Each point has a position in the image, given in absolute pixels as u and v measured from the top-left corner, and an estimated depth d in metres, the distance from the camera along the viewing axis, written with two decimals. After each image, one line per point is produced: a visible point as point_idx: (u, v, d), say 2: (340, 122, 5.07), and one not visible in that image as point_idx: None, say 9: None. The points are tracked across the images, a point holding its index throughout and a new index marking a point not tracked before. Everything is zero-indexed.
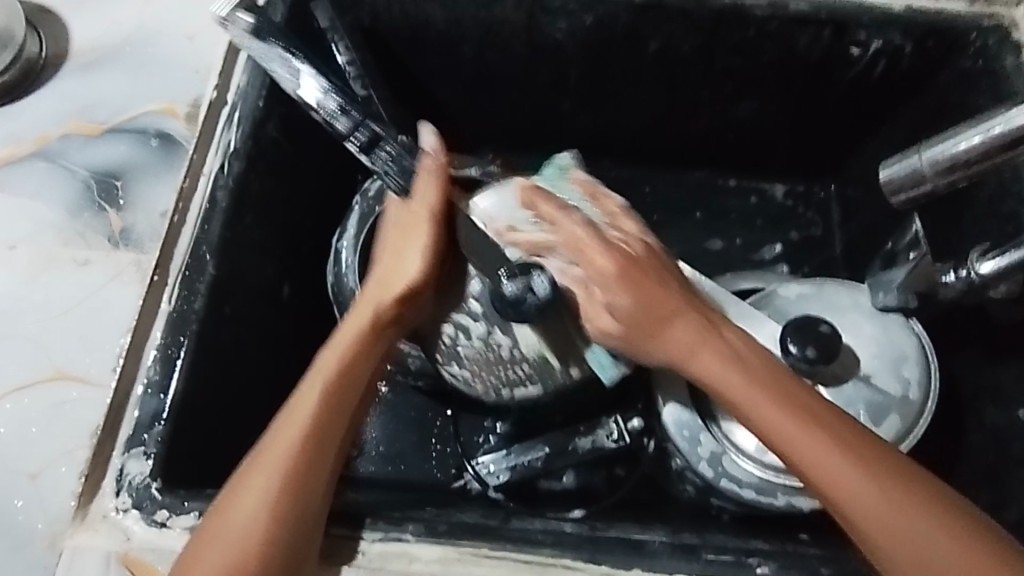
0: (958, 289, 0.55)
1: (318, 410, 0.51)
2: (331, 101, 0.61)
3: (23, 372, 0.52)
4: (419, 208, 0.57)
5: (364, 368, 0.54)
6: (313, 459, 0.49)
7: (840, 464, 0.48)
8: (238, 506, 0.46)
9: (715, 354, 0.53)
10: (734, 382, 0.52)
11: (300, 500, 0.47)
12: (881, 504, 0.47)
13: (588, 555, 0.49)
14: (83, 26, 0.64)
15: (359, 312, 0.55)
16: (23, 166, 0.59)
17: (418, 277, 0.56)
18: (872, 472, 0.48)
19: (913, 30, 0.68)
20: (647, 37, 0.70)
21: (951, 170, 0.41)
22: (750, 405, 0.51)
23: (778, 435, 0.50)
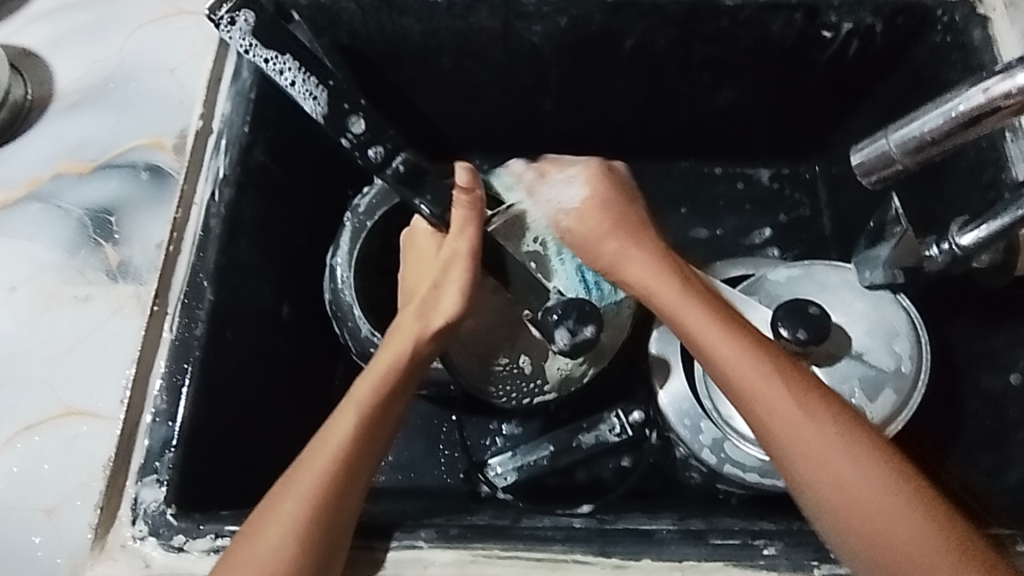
0: (941, 262, 0.55)
1: (352, 435, 0.51)
2: (360, 125, 0.60)
3: (33, 411, 0.53)
4: (452, 246, 0.57)
5: (396, 401, 0.54)
6: (339, 490, 0.49)
7: (772, 387, 0.53)
8: (269, 529, 0.47)
9: (710, 320, 0.55)
10: (668, 288, 0.57)
11: (329, 517, 0.48)
12: (805, 428, 0.52)
13: (598, 548, 0.50)
14: (67, 66, 0.65)
15: (398, 340, 0.55)
16: (18, 209, 0.60)
17: (455, 312, 0.56)
18: (816, 416, 0.52)
19: (882, 9, 0.69)
20: (622, 34, 0.71)
21: (918, 150, 0.41)
22: (688, 317, 0.56)
23: (757, 392, 0.53)
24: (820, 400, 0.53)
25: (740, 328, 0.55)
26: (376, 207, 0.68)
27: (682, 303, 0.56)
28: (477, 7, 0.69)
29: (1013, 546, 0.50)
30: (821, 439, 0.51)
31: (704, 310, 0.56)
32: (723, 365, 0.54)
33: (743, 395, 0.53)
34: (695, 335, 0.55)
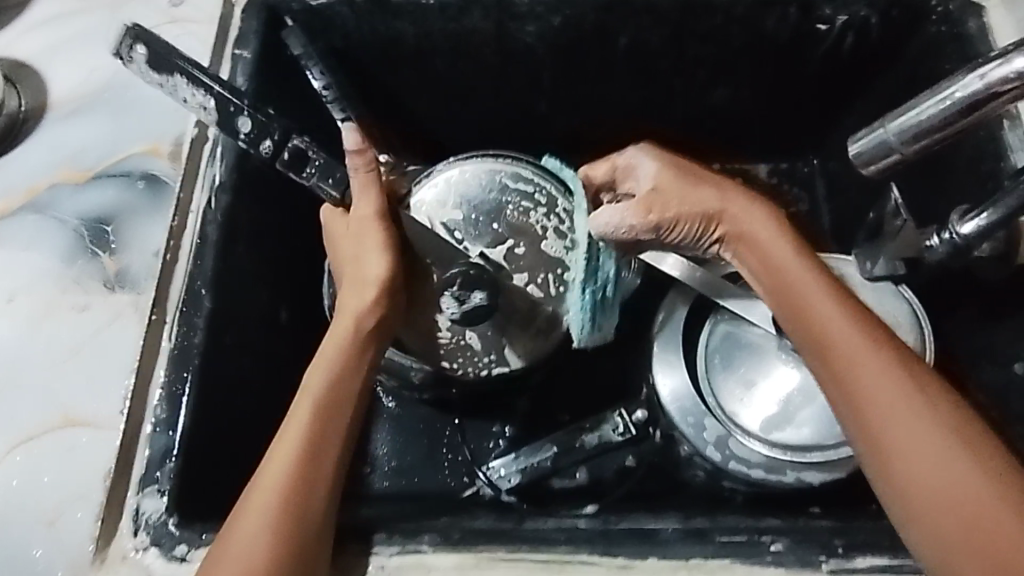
0: (942, 252, 0.55)
1: (308, 426, 0.49)
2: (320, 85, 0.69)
3: (32, 422, 0.53)
4: (361, 214, 0.55)
5: (351, 383, 0.52)
6: (303, 484, 0.48)
7: (869, 356, 0.47)
8: (239, 530, 0.46)
9: (815, 284, 0.51)
10: (770, 248, 0.53)
11: (304, 513, 0.47)
12: (902, 409, 0.46)
13: (602, 549, 0.50)
14: (62, 75, 0.65)
15: (342, 318, 0.53)
16: (14, 219, 0.60)
17: (386, 272, 0.55)
18: (914, 397, 0.46)
19: (877, 2, 0.69)
20: (617, 32, 0.71)
21: (918, 139, 0.40)
22: (790, 280, 0.52)
23: (847, 358, 0.48)
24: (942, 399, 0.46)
25: (844, 301, 0.50)
26: None
27: (790, 264, 0.52)
28: (471, 10, 0.69)
29: None
30: (917, 427, 0.45)
31: (812, 274, 0.51)
32: (815, 324, 0.50)
33: (835, 360, 0.48)
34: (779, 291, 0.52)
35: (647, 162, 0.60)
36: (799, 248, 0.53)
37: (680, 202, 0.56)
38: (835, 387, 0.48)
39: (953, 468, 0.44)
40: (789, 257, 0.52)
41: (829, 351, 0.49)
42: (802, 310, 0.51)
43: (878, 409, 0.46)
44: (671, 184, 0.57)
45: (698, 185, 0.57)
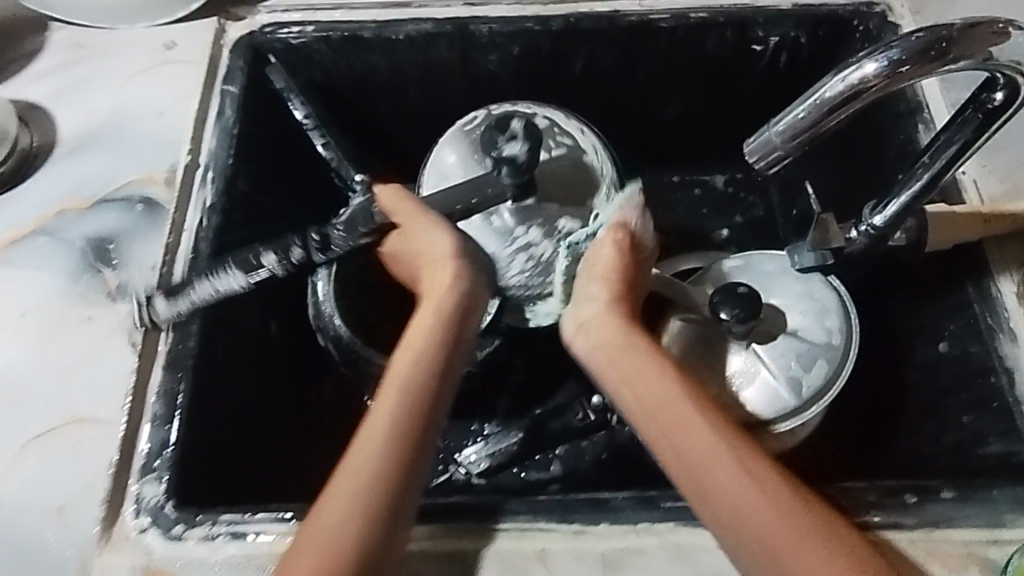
0: (863, 243, 0.61)
1: (397, 410, 0.55)
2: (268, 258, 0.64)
3: (42, 422, 0.59)
4: (410, 216, 0.65)
5: (432, 378, 0.58)
6: (401, 459, 0.53)
7: (707, 460, 0.54)
8: (333, 503, 0.51)
9: (677, 398, 0.57)
10: (646, 375, 0.59)
11: (403, 487, 0.52)
12: (741, 501, 0.51)
13: (560, 516, 0.55)
14: (69, 116, 0.72)
15: (425, 314, 0.63)
16: (26, 244, 0.66)
17: (450, 242, 0.65)
18: (739, 480, 0.52)
19: (804, 23, 0.76)
20: (571, 58, 0.79)
21: (798, 138, 0.47)
22: (660, 402, 0.58)
23: (693, 469, 0.54)
24: (765, 476, 0.52)
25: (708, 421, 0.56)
26: None
27: (665, 388, 0.58)
28: (437, 41, 0.77)
29: (936, 494, 0.55)
30: (757, 515, 0.51)
31: (670, 385, 0.58)
32: (676, 444, 0.55)
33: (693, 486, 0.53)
34: (647, 412, 0.58)
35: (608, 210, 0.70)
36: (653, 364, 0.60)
37: (621, 270, 0.66)
38: (701, 493, 0.53)
39: (799, 546, 0.49)
40: (661, 381, 0.59)
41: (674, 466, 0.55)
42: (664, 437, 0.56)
43: (727, 509, 0.52)
44: (613, 250, 0.66)
45: (629, 263, 0.66)
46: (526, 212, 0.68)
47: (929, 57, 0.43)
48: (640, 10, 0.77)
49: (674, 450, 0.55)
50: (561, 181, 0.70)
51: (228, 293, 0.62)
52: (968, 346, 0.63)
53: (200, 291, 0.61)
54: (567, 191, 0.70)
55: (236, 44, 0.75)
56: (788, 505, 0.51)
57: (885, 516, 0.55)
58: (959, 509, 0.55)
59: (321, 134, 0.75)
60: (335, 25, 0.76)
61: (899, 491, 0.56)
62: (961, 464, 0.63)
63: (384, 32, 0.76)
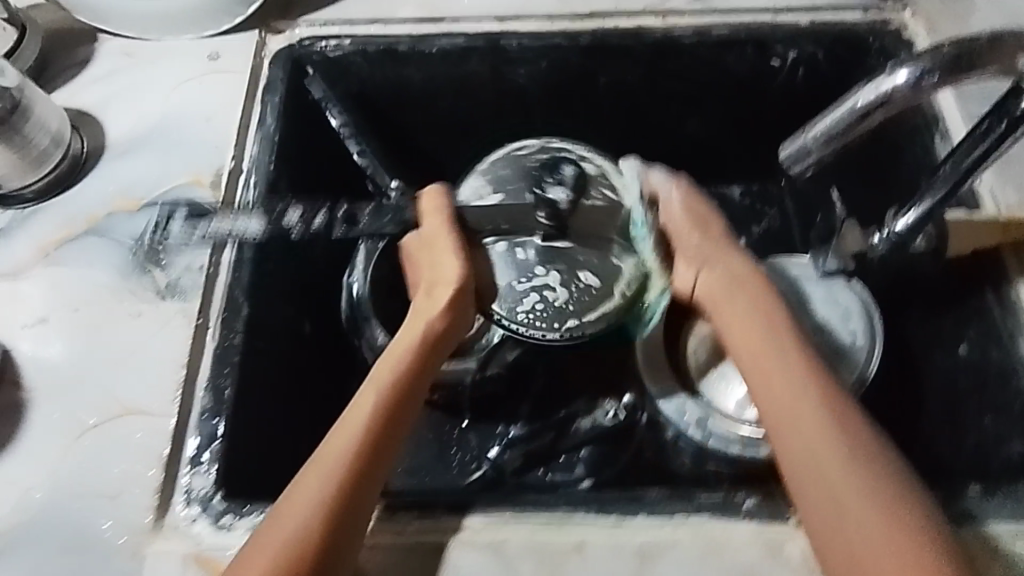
0: (885, 248, 0.63)
1: (365, 425, 0.57)
2: (293, 215, 0.63)
3: (95, 413, 0.61)
4: (435, 231, 0.64)
5: (400, 413, 0.59)
6: (350, 490, 0.54)
7: (816, 432, 0.56)
8: (285, 517, 0.52)
9: (791, 369, 0.59)
10: (762, 350, 0.61)
11: (350, 504, 0.53)
12: (831, 477, 0.54)
13: (597, 509, 0.57)
14: (117, 122, 0.75)
15: (404, 342, 0.63)
16: (77, 243, 0.69)
17: (458, 272, 0.64)
18: (837, 459, 0.54)
19: (822, 40, 0.79)
20: (597, 72, 0.82)
21: (830, 143, 0.50)
22: (773, 369, 0.60)
23: (790, 433, 0.57)
24: (870, 459, 0.54)
25: (824, 397, 0.58)
26: None
27: (781, 364, 0.60)
28: (469, 56, 0.80)
29: (963, 492, 0.57)
30: (847, 491, 0.53)
31: (789, 358, 0.60)
32: (779, 408, 0.58)
33: (785, 449, 0.56)
34: (774, 409, 0.58)
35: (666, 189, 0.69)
36: (777, 339, 0.62)
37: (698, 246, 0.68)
38: (791, 458, 0.56)
39: (877, 531, 0.51)
40: (783, 358, 0.60)
41: (771, 426, 0.58)
42: (773, 404, 0.59)
43: (807, 480, 0.54)
44: (682, 216, 0.68)
45: (695, 237, 0.68)
46: (551, 254, 0.67)
47: (957, 69, 0.46)
48: (664, 27, 0.80)
49: (787, 449, 0.56)
50: (591, 220, 0.68)
51: (241, 233, 0.61)
52: (988, 350, 0.65)
53: (217, 224, 0.62)
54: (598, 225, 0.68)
55: (276, 55, 0.78)
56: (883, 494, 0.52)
57: None
58: (984, 507, 0.57)
59: (357, 141, 0.79)
60: (372, 40, 0.79)
61: (925, 489, 0.57)
62: (982, 466, 0.64)
63: (418, 46, 0.79)
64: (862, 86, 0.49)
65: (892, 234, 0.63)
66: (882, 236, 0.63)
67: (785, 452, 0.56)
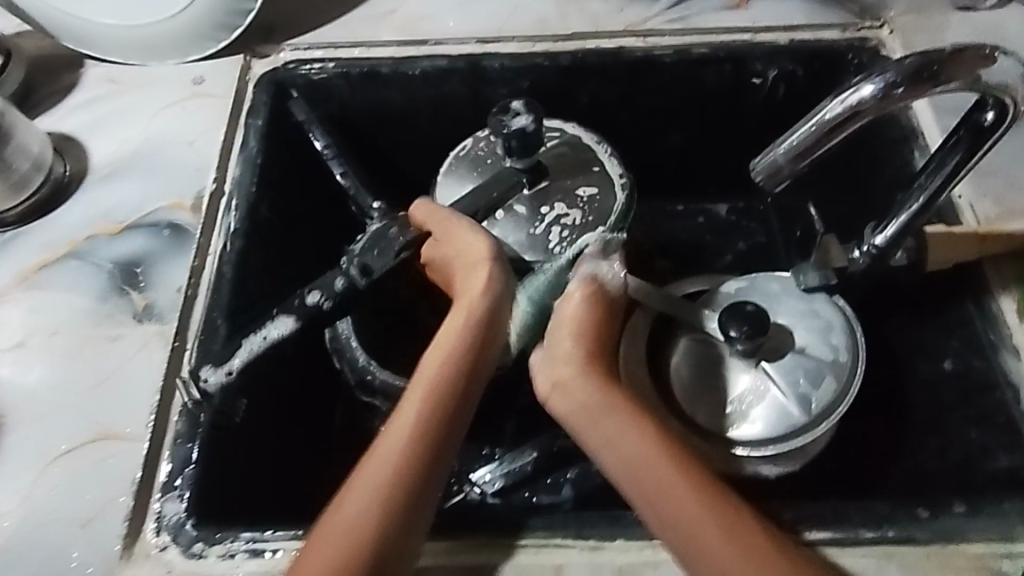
0: (865, 262, 0.64)
1: (424, 403, 0.57)
2: (314, 294, 0.63)
3: (69, 438, 0.60)
4: (445, 223, 0.66)
5: (457, 387, 0.59)
6: (418, 466, 0.54)
7: (681, 501, 0.52)
8: (346, 501, 0.52)
9: (642, 444, 0.55)
10: (613, 427, 0.57)
11: (420, 488, 0.53)
12: (705, 550, 0.50)
13: (576, 532, 0.56)
14: (101, 146, 0.76)
15: (453, 326, 0.62)
16: (57, 267, 0.69)
17: (484, 245, 0.65)
18: (710, 528, 0.50)
19: (800, 57, 0.79)
20: (578, 91, 0.83)
21: (801, 158, 0.50)
22: (629, 444, 0.56)
23: (659, 511, 0.52)
24: (736, 520, 0.50)
25: (680, 464, 0.54)
26: None
27: (634, 436, 0.56)
28: (449, 77, 0.81)
29: (949, 508, 0.56)
30: (724, 560, 0.49)
31: (638, 434, 0.56)
32: (639, 491, 0.54)
33: (657, 525, 0.52)
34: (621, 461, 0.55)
35: (577, 294, 0.64)
36: (634, 414, 0.57)
37: (589, 332, 0.63)
38: (670, 534, 0.51)
39: None
40: (633, 429, 0.56)
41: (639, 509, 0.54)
42: (634, 481, 0.54)
43: (694, 556, 0.50)
44: (575, 314, 0.63)
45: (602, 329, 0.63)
46: (540, 195, 0.70)
47: (921, 79, 0.47)
48: (644, 46, 0.81)
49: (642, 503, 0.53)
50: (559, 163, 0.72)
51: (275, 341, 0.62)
52: (972, 361, 0.64)
53: (251, 346, 0.62)
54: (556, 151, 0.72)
55: (260, 79, 0.79)
56: (759, 555, 0.49)
57: (897, 531, 0.55)
58: (968, 523, 0.55)
59: (339, 162, 0.78)
60: (354, 62, 0.80)
61: (909, 506, 0.56)
62: (969, 481, 0.63)
63: (399, 68, 0.80)
64: (829, 99, 0.49)
65: (873, 248, 0.63)
66: (862, 249, 0.63)
67: (660, 531, 0.52)
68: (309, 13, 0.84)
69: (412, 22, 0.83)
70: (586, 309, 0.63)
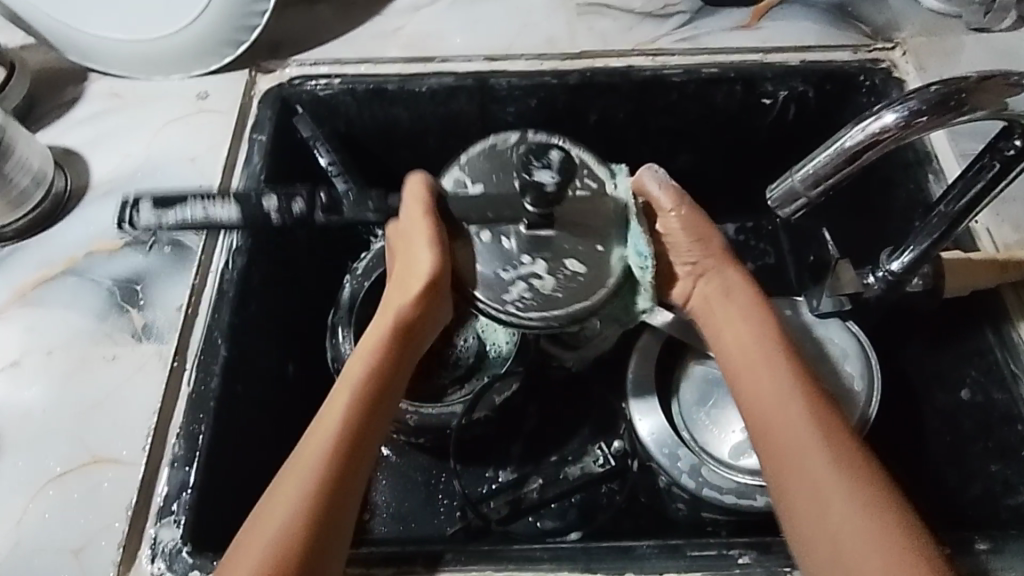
0: (879, 288, 0.62)
1: (344, 417, 0.54)
2: (273, 203, 0.62)
3: (62, 462, 0.58)
4: (409, 224, 0.56)
5: (376, 396, 0.55)
6: (327, 492, 0.51)
7: (790, 407, 0.54)
8: (264, 523, 0.50)
9: (752, 348, 0.58)
10: (737, 326, 0.59)
11: (331, 512, 0.50)
12: (796, 450, 0.52)
13: (583, 566, 0.54)
14: (102, 161, 0.75)
15: (378, 331, 0.57)
16: (55, 284, 0.67)
17: (434, 266, 0.55)
18: (809, 437, 0.53)
19: (812, 78, 0.78)
20: (586, 110, 0.82)
21: (818, 185, 0.49)
22: (739, 351, 0.58)
23: (757, 413, 0.55)
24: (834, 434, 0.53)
25: (782, 379, 0.56)
26: (373, 269, 0.77)
27: (744, 342, 0.58)
28: (457, 95, 0.80)
29: (970, 546, 0.54)
30: (813, 465, 0.51)
31: (752, 336, 0.58)
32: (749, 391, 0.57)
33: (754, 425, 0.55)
34: (761, 410, 0.55)
35: (657, 190, 0.59)
36: (749, 325, 0.59)
37: (698, 240, 0.60)
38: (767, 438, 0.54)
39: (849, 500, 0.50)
40: (747, 334, 0.59)
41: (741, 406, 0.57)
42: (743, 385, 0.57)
43: (779, 459, 0.53)
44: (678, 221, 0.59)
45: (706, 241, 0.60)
46: (537, 243, 0.54)
47: (946, 108, 0.46)
48: (653, 66, 0.80)
49: (763, 427, 0.55)
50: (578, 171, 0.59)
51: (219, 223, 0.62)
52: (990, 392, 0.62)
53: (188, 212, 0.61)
54: (595, 185, 0.56)
55: (265, 95, 0.78)
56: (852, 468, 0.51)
57: None
58: (988, 562, 0.54)
59: (344, 178, 0.76)
60: (361, 79, 0.79)
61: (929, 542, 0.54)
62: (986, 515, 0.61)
63: (406, 85, 0.79)
64: (849, 126, 0.48)
65: (889, 273, 0.61)
66: (877, 274, 0.62)
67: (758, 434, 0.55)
68: (314, 28, 0.83)
69: (419, 39, 0.82)
70: (677, 225, 0.59)
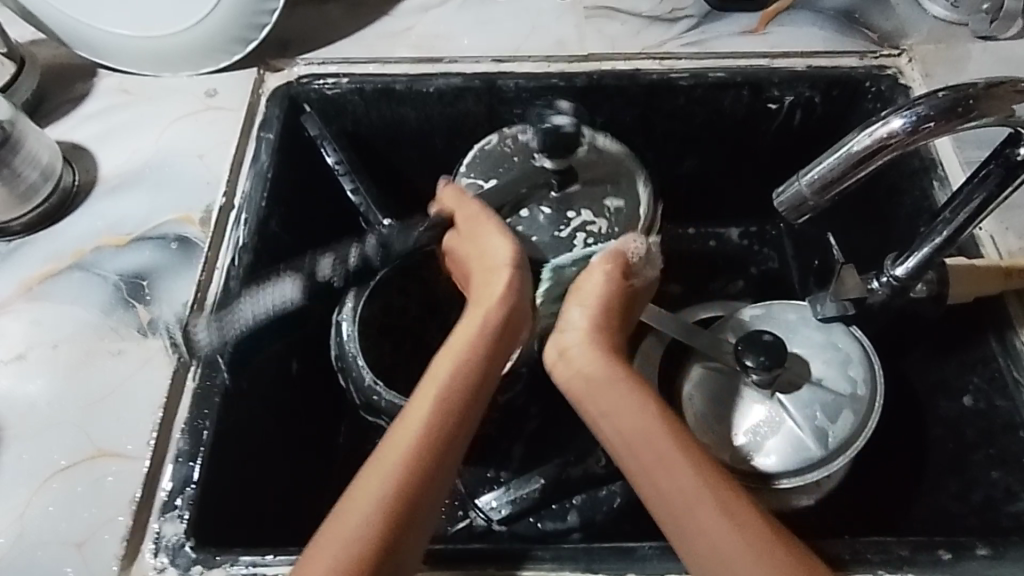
0: (883, 294, 0.62)
1: (433, 415, 0.54)
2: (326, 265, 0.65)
3: (67, 455, 0.59)
4: (470, 219, 0.66)
5: (464, 394, 0.56)
6: (418, 482, 0.51)
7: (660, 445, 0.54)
8: (344, 515, 0.49)
9: (611, 391, 0.58)
10: (587, 371, 0.59)
11: (422, 502, 0.50)
12: (671, 486, 0.52)
13: (585, 566, 0.54)
14: (111, 157, 0.75)
15: (462, 338, 0.59)
16: (62, 278, 0.68)
17: (511, 253, 0.64)
18: (686, 471, 0.52)
19: (818, 84, 0.79)
20: (593, 113, 0.82)
21: (825, 189, 0.49)
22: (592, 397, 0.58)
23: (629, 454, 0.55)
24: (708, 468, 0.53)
25: (649, 415, 0.56)
26: None
27: (606, 385, 0.58)
28: (465, 95, 0.80)
29: (972, 551, 0.54)
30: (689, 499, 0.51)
31: (619, 382, 0.58)
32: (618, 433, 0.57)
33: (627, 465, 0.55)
34: (624, 436, 0.56)
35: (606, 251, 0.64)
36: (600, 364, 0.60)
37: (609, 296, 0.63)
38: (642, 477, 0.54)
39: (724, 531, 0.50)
40: (605, 376, 0.59)
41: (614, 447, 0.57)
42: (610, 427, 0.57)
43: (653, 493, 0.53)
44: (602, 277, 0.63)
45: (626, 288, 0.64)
46: (564, 202, 0.68)
47: (952, 114, 0.46)
48: (660, 69, 0.80)
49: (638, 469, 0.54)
50: (591, 167, 0.69)
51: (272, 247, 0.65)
52: (994, 400, 0.62)
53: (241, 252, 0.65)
54: (594, 157, 0.71)
55: (273, 93, 0.79)
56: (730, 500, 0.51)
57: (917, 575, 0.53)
58: (990, 568, 0.54)
59: (350, 178, 0.77)
60: (369, 78, 0.79)
61: (931, 548, 0.54)
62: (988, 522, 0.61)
63: (414, 85, 0.79)
64: (855, 130, 0.48)
65: (892, 279, 0.61)
66: (881, 280, 0.62)
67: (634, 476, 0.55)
68: (323, 28, 0.83)
69: (427, 39, 0.83)
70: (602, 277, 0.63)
